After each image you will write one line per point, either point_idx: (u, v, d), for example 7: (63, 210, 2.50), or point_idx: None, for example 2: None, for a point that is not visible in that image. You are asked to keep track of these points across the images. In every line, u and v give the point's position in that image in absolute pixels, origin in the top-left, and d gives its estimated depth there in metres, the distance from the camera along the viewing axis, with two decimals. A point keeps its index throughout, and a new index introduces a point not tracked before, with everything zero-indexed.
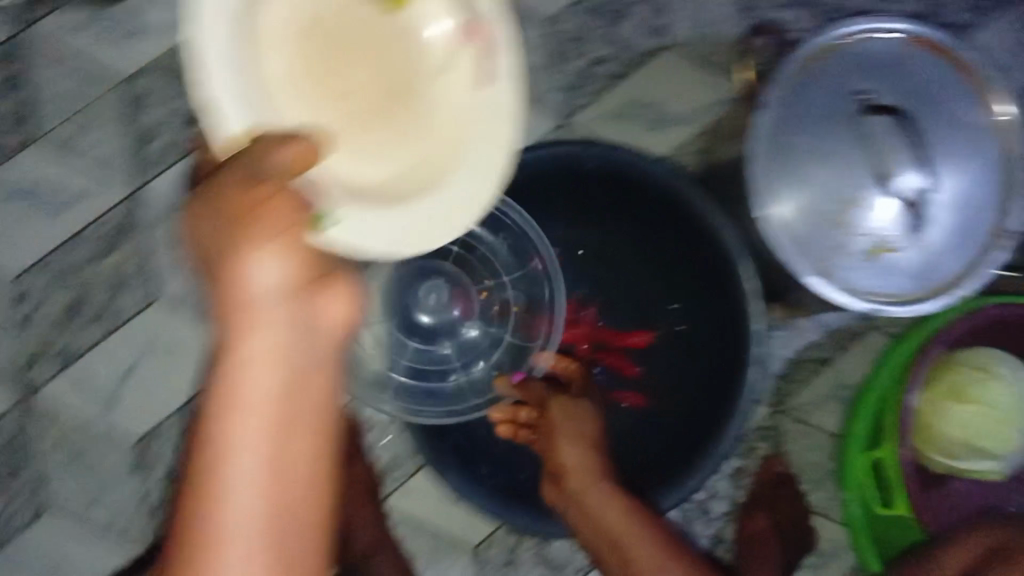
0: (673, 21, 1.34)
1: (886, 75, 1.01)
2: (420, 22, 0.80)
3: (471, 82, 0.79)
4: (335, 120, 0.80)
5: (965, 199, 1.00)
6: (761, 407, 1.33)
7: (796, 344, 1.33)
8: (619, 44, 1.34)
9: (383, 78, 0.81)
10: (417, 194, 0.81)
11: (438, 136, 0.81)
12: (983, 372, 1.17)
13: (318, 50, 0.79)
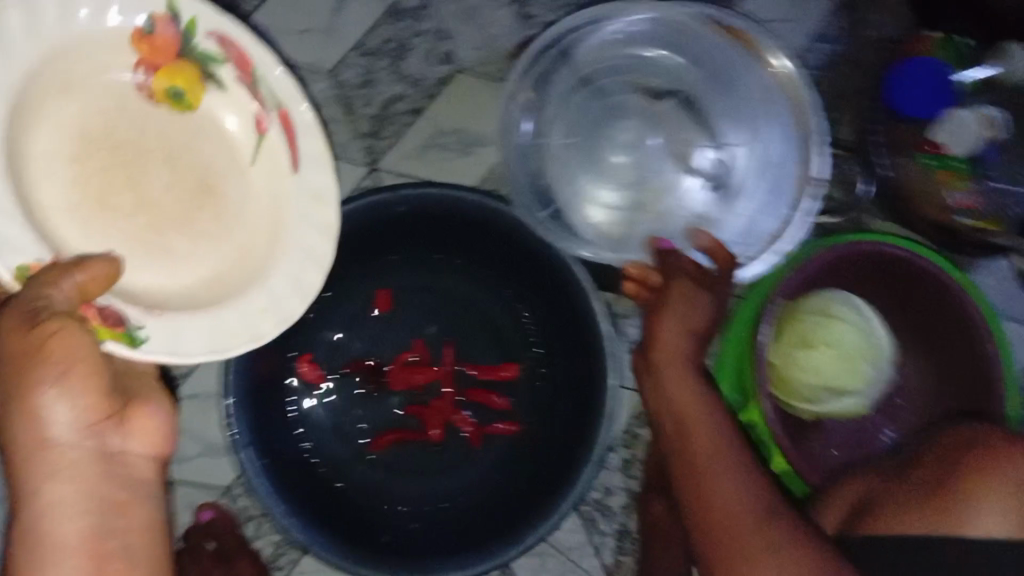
0: (456, 46, 1.32)
1: (667, 56, 1.17)
2: (218, 113, 0.85)
3: (273, 170, 0.85)
4: (129, 236, 0.83)
5: (765, 162, 1.14)
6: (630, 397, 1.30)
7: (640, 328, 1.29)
8: (409, 81, 1.31)
9: (180, 180, 0.85)
10: (229, 297, 0.85)
11: (257, 230, 0.86)
12: (825, 316, 1.17)
13: (107, 163, 0.83)
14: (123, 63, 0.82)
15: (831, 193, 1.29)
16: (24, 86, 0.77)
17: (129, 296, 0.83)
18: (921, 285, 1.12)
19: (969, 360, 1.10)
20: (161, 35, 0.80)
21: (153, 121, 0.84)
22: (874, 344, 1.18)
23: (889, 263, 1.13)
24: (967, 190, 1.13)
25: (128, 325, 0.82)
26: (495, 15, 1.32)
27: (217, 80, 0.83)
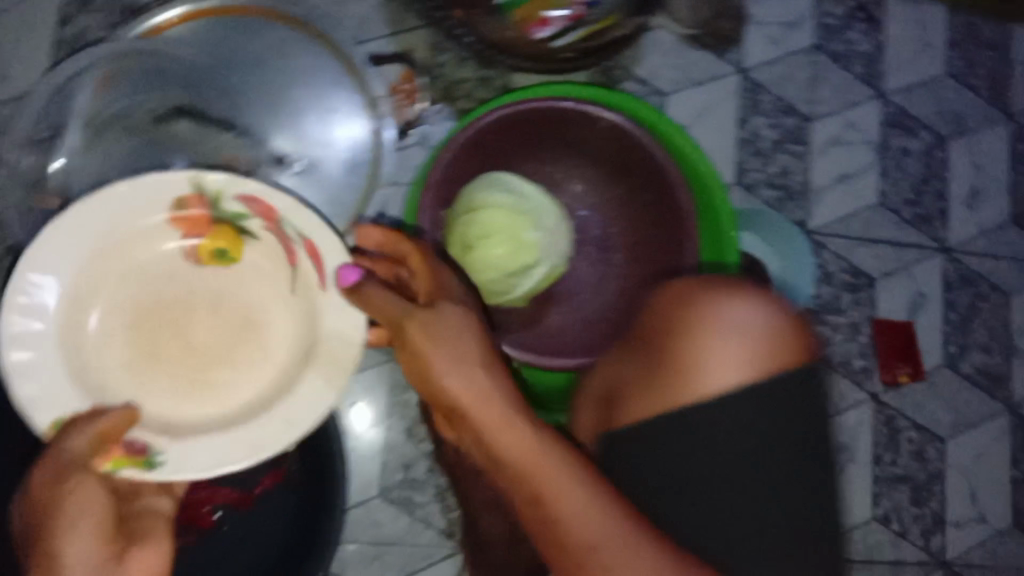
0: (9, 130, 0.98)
1: (152, 79, 0.92)
2: (260, 267, 0.78)
3: (309, 311, 0.77)
4: (181, 380, 0.75)
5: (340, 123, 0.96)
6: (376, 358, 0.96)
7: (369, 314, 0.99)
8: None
9: (230, 316, 0.77)
10: (264, 409, 0.75)
11: (291, 353, 0.77)
12: (469, 215, 0.87)
13: (159, 319, 0.76)
14: (170, 243, 0.77)
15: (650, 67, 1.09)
16: (102, 258, 0.74)
17: (167, 428, 0.74)
18: (598, 130, 0.94)
19: (664, 216, 0.94)
20: (204, 215, 0.77)
21: (202, 283, 0.77)
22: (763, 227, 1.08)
23: (549, 119, 0.94)
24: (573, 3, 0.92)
25: (147, 452, 0.72)
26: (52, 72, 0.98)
27: (262, 239, 0.78)
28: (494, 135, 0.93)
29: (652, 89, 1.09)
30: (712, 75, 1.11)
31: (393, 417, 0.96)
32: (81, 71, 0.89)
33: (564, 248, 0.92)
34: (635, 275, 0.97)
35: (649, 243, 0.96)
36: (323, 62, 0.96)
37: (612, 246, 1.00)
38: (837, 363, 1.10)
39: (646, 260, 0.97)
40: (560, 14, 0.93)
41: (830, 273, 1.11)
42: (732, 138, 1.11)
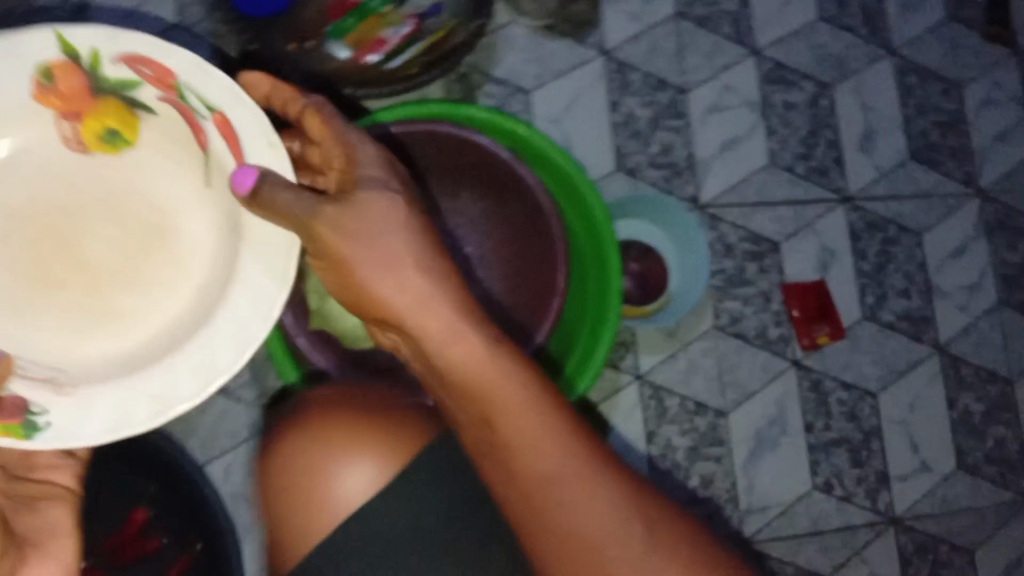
0: None
1: None
2: (162, 149, 0.65)
3: (232, 217, 0.64)
4: (77, 298, 0.63)
5: None
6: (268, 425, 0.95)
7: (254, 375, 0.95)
8: None
9: (126, 224, 0.64)
10: (173, 346, 0.62)
11: (203, 264, 0.64)
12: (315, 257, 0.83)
13: (43, 231, 0.63)
14: (42, 126, 0.62)
15: (505, 60, 1.04)
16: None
17: (64, 369, 0.62)
18: (451, 145, 0.89)
19: (535, 238, 0.91)
20: (76, 79, 0.60)
21: (90, 179, 0.64)
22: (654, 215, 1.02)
23: (408, 141, 0.88)
24: (403, 21, 0.88)
25: (27, 410, 0.59)
26: None
27: (162, 110, 0.63)
28: None
29: (514, 88, 1.04)
30: (575, 62, 1.06)
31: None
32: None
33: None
34: (515, 288, 0.93)
35: (526, 253, 0.92)
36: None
37: (490, 262, 0.94)
38: (752, 337, 1.05)
39: (524, 273, 0.92)
40: (395, 33, 0.89)
41: (730, 245, 1.06)
42: (607, 124, 1.06)
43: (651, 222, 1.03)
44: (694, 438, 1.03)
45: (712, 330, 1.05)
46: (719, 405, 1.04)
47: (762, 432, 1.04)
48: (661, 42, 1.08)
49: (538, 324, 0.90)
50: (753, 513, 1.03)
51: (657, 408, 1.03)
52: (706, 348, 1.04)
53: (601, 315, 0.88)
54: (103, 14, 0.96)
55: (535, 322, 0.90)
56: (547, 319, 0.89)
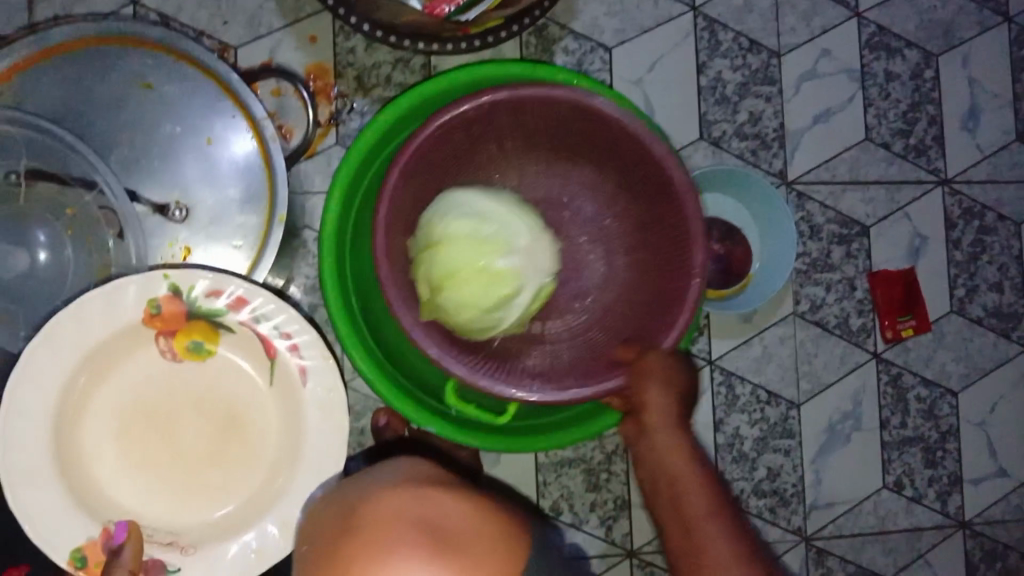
0: None
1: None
2: (236, 362, 0.77)
3: (286, 403, 0.77)
4: (180, 488, 0.76)
5: (227, 163, 0.73)
6: None
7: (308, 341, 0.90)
8: None
9: (208, 415, 0.77)
10: (258, 501, 0.77)
11: (279, 448, 0.77)
12: (430, 243, 0.74)
13: (144, 427, 0.76)
14: (147, 344, 0.75)
15: (586, 13, 0.95)
16: (81, 390, 0.73)
17: (180, 526, 0.76)
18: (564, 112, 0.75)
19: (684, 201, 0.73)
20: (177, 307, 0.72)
21: (178, 384, 0.76)
22: (738, 189, 0.94)
23: (516, 110, 0.76)
24: None
25: (165, 564, 0.74)
26: None
27: (230, 335, 0.76)
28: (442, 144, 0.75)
29: (594, 44, 0.95)
30: (662, 16, 0.96)
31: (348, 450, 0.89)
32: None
33: (546, 261, 0.76)
34: (643, 277, 0.79)
35: (663, 236, 0.77)
36: (194, 85, 0.72)
37: (613, 242, 0.81)
38: (833, 326, 0.99)
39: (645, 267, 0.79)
40: None
41: (816, 226, 0.99)
42: (694, 89, 0.97)
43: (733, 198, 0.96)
44: (763, 429, 0.97)
45: (792, 316, 0.98)
46: (793, 395, 0.98)
47: (835, 426, 0.99)
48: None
49: (671, 317, 0.74)
50: (819, 509, 0.98)
51: (727, 396, 0.96)
52: (783, 336, 0.98)
53: None
54: None
55: (672, 316, 0.74)
56: (676, 327, 0.74)
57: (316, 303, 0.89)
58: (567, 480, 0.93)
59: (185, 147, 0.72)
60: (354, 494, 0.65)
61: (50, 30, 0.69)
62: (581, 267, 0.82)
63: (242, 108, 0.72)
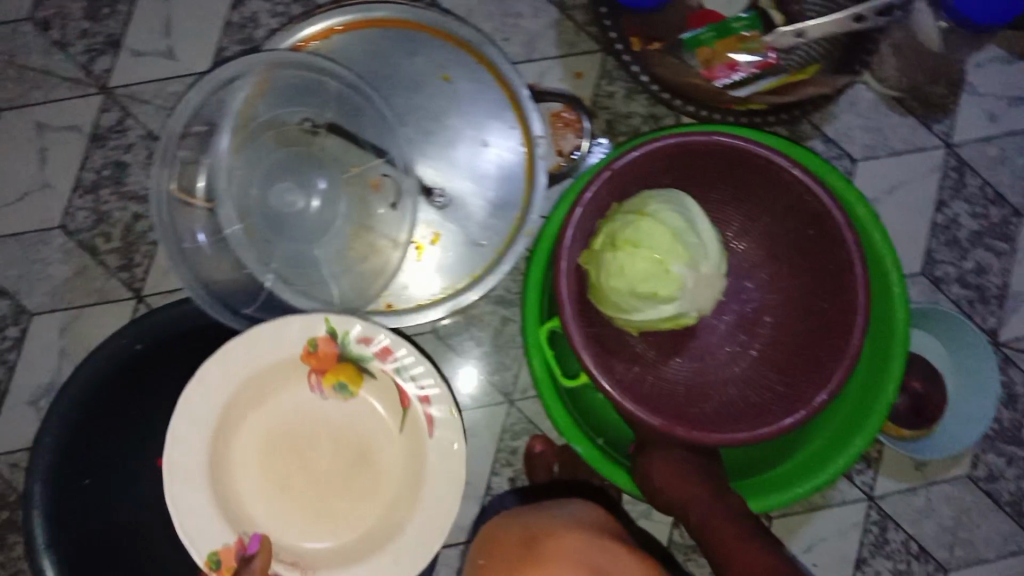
0: (151, 103, 0.90)
1: (302, 90, 0.74)
2: (375, 403, 0.78)
3: (416, 446, 0.76)
4: (308, 512, 0.77)
5: (494, 166, 0.77)
6: (488, 412, 0.91)
7: (488, 347, 0.92)
8: (118, 163, 0.90)
9: (343, 450, 0.79)
10: (377, 538, 0.76)
11: (400, 491, 0.77)
12: (634, 215, 0.73)
13: (282, 452, 0.78)
14: (298, 376, 0.77)
15: (847, 122, 0.95)
16: (238, 406, 0.75)
17: (301, 557, 0.76)
18: (783, 196, 0.77)
19: (835, 327, 0.75)
20: (331, 350, 0.74)
21: (322, 415, 0.78)
22: (943, 332, 0.92)
23: (733, 166, 0.77)
24: (762, 49, 0.86)
25: None
26: (214, 44, 0.90)
27: (373, 380, 0.77)
28: (667, 163, 0.77)
29: (842, 152, 0.95)
30: (916, 145, 0.95)
31: (497, 464, 0.91)
32: (237, 72, 0.71)
33: (708, 298, 0.75)
34: (779, 357, 0.80)
35: (807, 328, 0.78)
36: (486, 87, 0.77)
37: (755, 330, 0.82)
38: (1004, 502, 0.94)
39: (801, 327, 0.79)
40: (747, 59, 0.87)
41: (1014, 395, 0.95)
42: (927, 223, 0.95)
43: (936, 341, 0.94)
44: None
45: (964, 479, 0.94)
46: (944, 558, 0.93)
47: None
48: (1014, 154, 0.97)
49: (810, 393, 0.74)
50: None
51: (877, 536, 0.92)
52: (949, 495, 0.93)
53: (867, 413, 0.82)
54: None
55: (787, 407, 0.75)
56: (827, 386, 0.73)
57: (509, 318, 0.92)
58: (694, 566, 0.90)
59: (462, 142, 0.77)
60: (539, 521, 0.67)
61: (377, 5, 0.76)
62: (727, 330, 0.83)
63: (523, 121, 0.76)
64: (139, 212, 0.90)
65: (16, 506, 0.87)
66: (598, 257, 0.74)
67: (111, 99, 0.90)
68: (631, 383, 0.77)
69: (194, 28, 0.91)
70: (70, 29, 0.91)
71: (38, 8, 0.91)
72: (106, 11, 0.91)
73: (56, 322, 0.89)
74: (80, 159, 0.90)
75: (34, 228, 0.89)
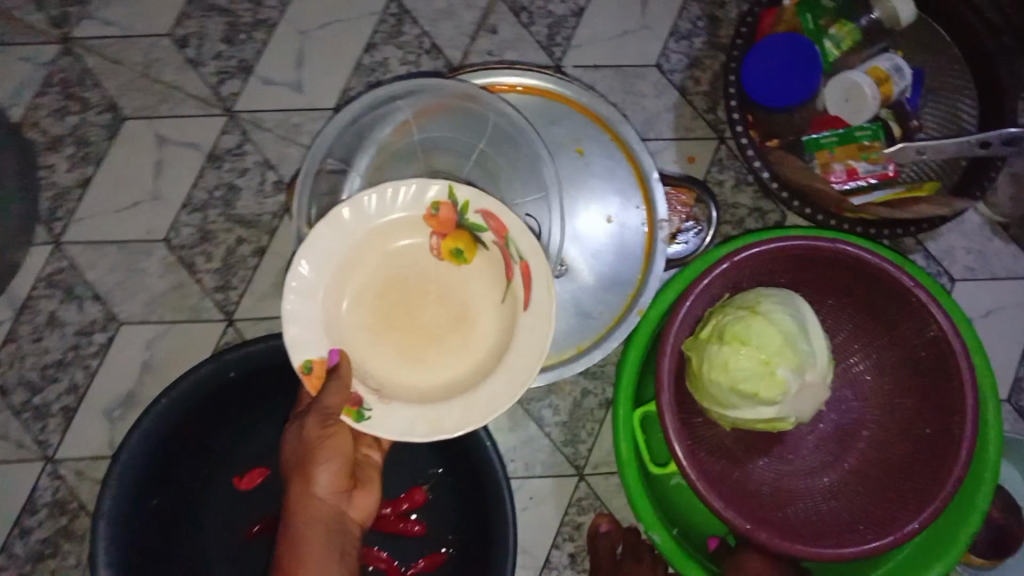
0: (274, 131, 0.91)
1: (450, 128, 0.80)
2: (490, 273, 0.68)
3: (512, 322, 0.66)
4: (401, 354, 0.68)
5: (614, 243, 0.82)
6: (557, 482, 0.90)
7: (566, 417, 0.91)
8: (231, 182, 0.91)
9: (449, 306, 0.68)
10: (463, 390, 0.66)
11: (498, 351, 0.66)
12: (746, 314, 0.73)
13: (391, 295, 0.68)
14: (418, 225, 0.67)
15: (949, 240, 0.95)
16: (362, 246, 0.67)
17: (382, 389, 0.66)
18: (899, 313, 0.77)
19: (934, 456, 0.74)
20: (450, 215, 0.66)
21: (435, 268, 0.68)
22: None
23: (846, 272, 0.77)
24: (883, 160, 0.87)
25: (361, 405, 0.65)
26: (342, 83, 0.92)
27: (490, 250, 0.67)
28: (781, 264, 0.78)
29: (941, 270, 0.95)
30: (1016, 272, 0.95)
31: (559, 537, 0.89)
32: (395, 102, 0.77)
33: (809, 408, 0.74)
34: (873, 472, 0.79)
35: (904, 452, 0.77)
36: (617, 165, 0.81)
37: (848, 443, 0.81)
38: None
39: (898, 446, 0.78)
40: (868, 167, 0.88)
41: None
42: (1019, 352, 0.95)
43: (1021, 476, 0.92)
44: None
45: None
46: None
47: None
48: None
49: (900, 520, 0.73)
50: None
51: None
52: None
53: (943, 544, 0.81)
54: (596, 27, 0.95)
55: (871, 530, 0.73)
56: (919, 516, 0.72)
57: (590, 391, 0.91)
58: None
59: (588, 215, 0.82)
60: None
61: (527, 74, 0.80)
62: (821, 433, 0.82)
63: (648, 202, 0.80)
64: (243, 236, 0.90)
65: (75, 513, 0.87)
66: (704, 347, 0.74)
67: (234, 121, 0.91)
68: (717, 477, 0.76)
69: (326, 64, 0.93)
70: (205, 50, 0.93)
71: (178, 25, 0.93)
72: (243, 38, 0.93)
73: (146, 332, 0.89)
74: (195, 176, 0.91)
75: (139, 237, 0.90)
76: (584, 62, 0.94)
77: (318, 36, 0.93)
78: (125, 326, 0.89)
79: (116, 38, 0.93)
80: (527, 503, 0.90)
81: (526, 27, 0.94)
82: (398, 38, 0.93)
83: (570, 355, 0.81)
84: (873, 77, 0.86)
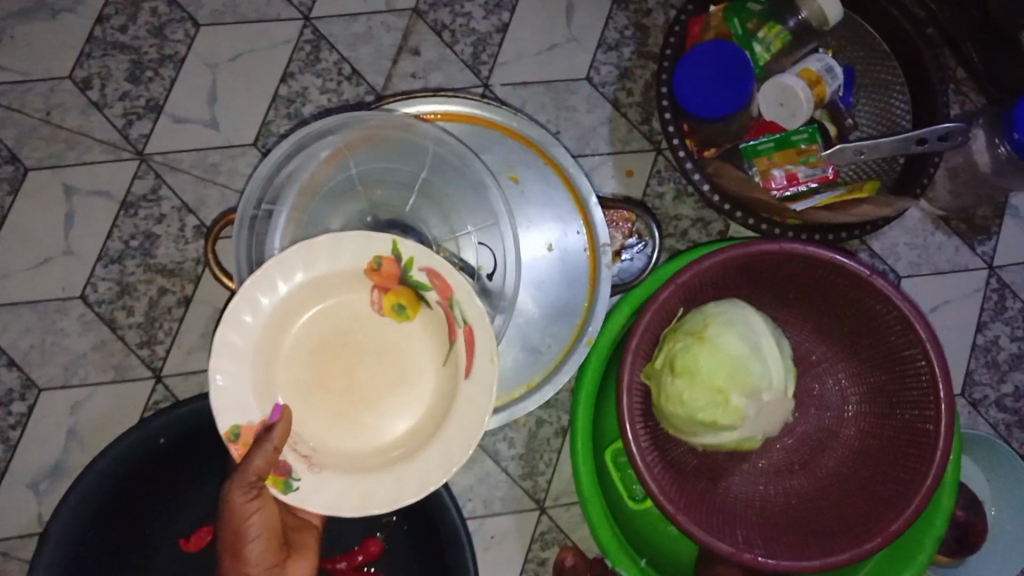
0: (190, 172, 0.86)
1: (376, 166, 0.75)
2: (431, 334, 0.64)
3: (452, 389, 0.62)
4: (337, 418, 0.64)
5: (557, 270, 0.79)
6: (516, 517, 0.87)
7: (521, 449, 0.88)
8: (148, 230, 0.85)
9: (387, 365, 0.65)
10: (398, 460, 0.62)
11: (436, 417, 0.63)
12: (695, 340, 0.70)
13: (328, 353, 0.65)
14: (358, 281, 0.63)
15: (892, 237, 0.94)
16: (300, 299, 0.63)
17: (311, 456, 0.62)
18: (865, 323, 0.75)
19: (902, 466, 0.72)
20: (394, 271, 0.61)
21: (374, 325, 0.65)
22: (988, 456, 0.90)
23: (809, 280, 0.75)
24: (821, 163, 0.86)
25: (289, 475, 0.61)
26: (260, 116, 0.88)
27: (433, 309, 0.63)
28: (731, 279, 0.76)
29: (886, 267, 0.94)
30: (959, 264, 0.95)
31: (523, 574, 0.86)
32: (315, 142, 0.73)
33: (773, 426, 0.72)
34: (835, 488, 0.77)
35: (863, 470, 0.76)
36: (555, 190, 0.79)
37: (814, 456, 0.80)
38: None
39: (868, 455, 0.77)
40: (807, 172, 0.87)
41: None
42: (968, 343, 0.94)
43: (980, 468, 0.91)
44: None
45: None
46: None
47: None
48: None
49: (874, 526, 0.70)
50: None
51: None
52: None
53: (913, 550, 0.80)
54: (523, 42, 0.92)
55: (843, 540, 0.71)
56: (901, 516, 0.69)
57: (544, 420, 0.88)
58: None
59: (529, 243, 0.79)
60: None
61: (457, 99, 0.77)
62: (783, 451, 0.81)
63: (588, 225, 0.77)
64: (166, 286, 0.85)
65: None
66: (659, 376, 0.72)
67: (147, 165, 0.86)
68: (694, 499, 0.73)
69: (241, 97, 0.88)
70: (109, 91, 0.87)
71: (79, 67, 0.88)
72: (150, 75, 0.88)
73: (68, 398, 0.83)
74: (108, 227, 0.85)
75: (53, 296, 0.85)
76: (513, 80, 0.91)
77: (230, 68, 0.88)
78: (45, 392, 0.83)
79: (12, 84, 0.87)
80: (487, 542, 0.87)
81: (450, 46, 0.90)
82: (316, 65, 0.89)
83: (520, 393, 0.78)
84: (804, 79, 0.85)
